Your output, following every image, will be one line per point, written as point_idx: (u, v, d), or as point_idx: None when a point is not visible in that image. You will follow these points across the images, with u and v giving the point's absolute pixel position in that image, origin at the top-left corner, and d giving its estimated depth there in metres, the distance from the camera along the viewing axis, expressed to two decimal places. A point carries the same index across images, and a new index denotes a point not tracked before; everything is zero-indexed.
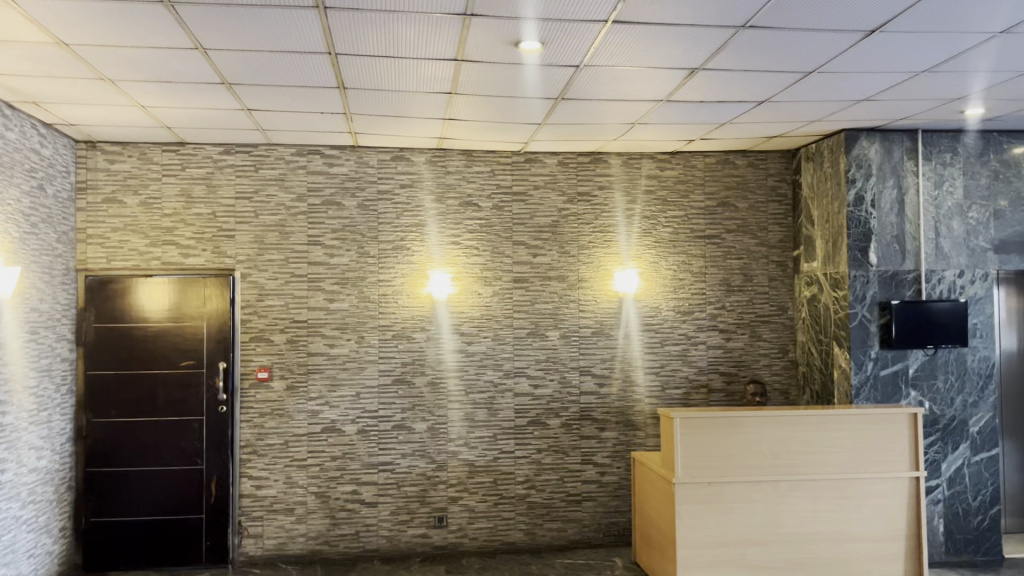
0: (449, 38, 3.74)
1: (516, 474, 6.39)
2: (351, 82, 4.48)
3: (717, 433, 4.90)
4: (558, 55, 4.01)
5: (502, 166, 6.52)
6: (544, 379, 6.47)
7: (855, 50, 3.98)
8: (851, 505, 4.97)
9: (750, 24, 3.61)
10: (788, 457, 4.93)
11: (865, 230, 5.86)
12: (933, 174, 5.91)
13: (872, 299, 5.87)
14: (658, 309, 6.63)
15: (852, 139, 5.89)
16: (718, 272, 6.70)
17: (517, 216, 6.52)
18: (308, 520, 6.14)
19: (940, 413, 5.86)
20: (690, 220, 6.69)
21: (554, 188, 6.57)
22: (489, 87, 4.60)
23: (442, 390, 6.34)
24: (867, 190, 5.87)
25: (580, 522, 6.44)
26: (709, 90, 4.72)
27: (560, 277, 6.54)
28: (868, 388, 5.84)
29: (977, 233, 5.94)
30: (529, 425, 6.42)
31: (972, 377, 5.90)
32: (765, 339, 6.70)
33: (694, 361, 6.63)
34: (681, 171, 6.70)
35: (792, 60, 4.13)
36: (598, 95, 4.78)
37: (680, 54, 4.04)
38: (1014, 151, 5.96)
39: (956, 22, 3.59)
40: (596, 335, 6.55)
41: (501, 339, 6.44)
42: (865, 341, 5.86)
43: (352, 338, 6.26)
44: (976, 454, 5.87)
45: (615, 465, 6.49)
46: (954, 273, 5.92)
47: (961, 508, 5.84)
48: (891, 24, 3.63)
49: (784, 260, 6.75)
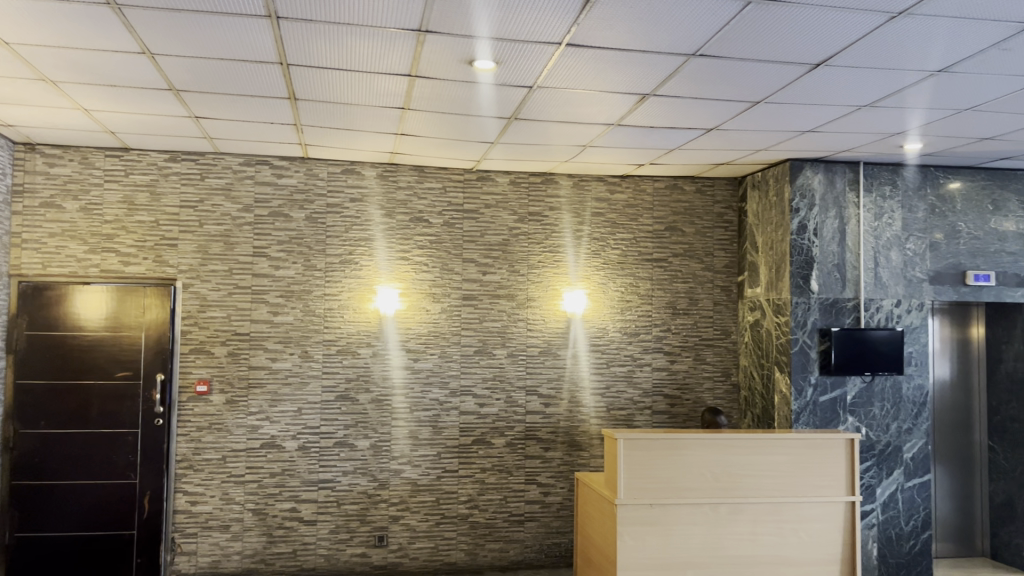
0: (403, 54, 3.74)
1: (459, 494, 6.34)
2: (302, 94, 4.43)
3: (661, 456, 4.92)
4: (511, 74, 4.02)
5: (454, 183, 6.51)
6: (491, 398, 6.44)
7: (801, 83, 4.08)
8: (789, 529, 5.04)
9: (701, 53, 3.68)
10: (729, 480, 4.98)
11: (807, 258, 5.99)
12: (873, 206, 6.08)
13: (812, 325, 5.99)
14: (605, 330, 6.67)
15: (796, 168, 6.03)
16: (665, 295, 6.78)
17: (467, 233, 6.51)
18: (244, 538, 6.00)
19: (876, 439, 5.99)
20: (639, 243, 6.76)
21: (505, 207, 6.58)
22: (442, 104, 4.60)
23: (386, 407, 6.27)
24: (810, 219, 6.01)
25: (522, 543, 6.42)
26: (659, 116, 4.78)
27: (509, 295, 6.54)
28: (808, 413, 5.94)
29: (913, 264, 6.11)
30: (473, 444, 6.39)
31: (907, 405, 6.04)
32: (709, 362, 6.79)
33: (639, 383, 6.69)
34: (630, 196, 6.77)
35: (742, 89, 4.21)
36: (551, 117, 4.81)
37: (632, 79, 4.09)
38: (949, 186, 6.18)
39: (896, 60, 3.71)
40: (544, 355, 6.56)
41: (449, 357, 6.41)
42: (806, 367, 5.97)
43: (296, 352, 6.17)
44: (910, 480, 6.01)
45: (559, 485, 6.49)
46: (892, 302, 6.07)
47: (894, 533, 5.96)
48: (836, 59, 3.72)
49: (729, 285, 6.86)
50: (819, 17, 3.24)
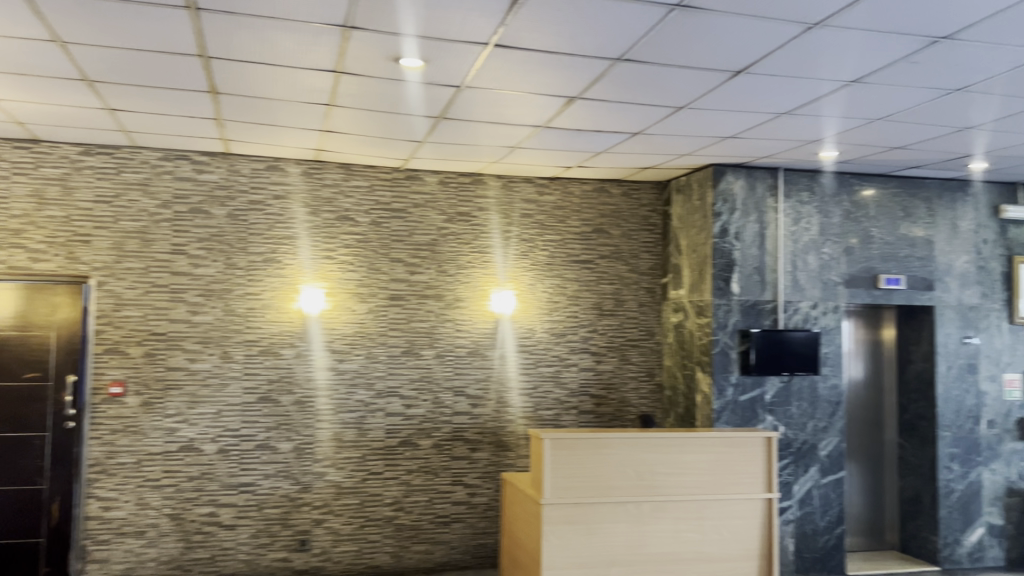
0: (328, 49, 3.68)
1: (384, 496, 6.28)
2: (224, 87, 4.32)
3: (586, 455, 4.97)
4: (438, 74, 4.00)
5: (381, 182, 6.44)
6: (417, 400, 6.39)
7: (723, 89, 4.17)
8: (710, 526, 5.15)
9: (627, 57, 3.72)
10: (652, 479, 5.06)
11: (729, 261, 6.13)
12: (791, 211, 6.26)
13: (733, 327, 6.13)
14: (532, 330, 6.70)
15: (719, 173, 6.17)
16: (591, 296, 6.85)
17: (395, 233, 6.45)
18: (160, 544, 5.82)
19: (793, 437, 6.17)
20: (567, 245, 6.81)
21: (433, 207, 6.54)
22: (369, 102, 4.55)
23: (310, 409, 6.16)
24: (732, 223, 6.16)
25: (448, 544, 6.40)
26: (586, 119, 4.82)
27: (436, 295, 6.51)
28: (728, 413, 6.07)
29: (829, 268, 6.31)
30: (399, 445, 6.33)
31: (822, 404, 6.24)
32: (634, 362, 6.89)
33: (565, 383, 6.74)
34: (559, 198, 6.81)
35: (667, 94, 4.28)
36: (479, 117, 4.80)
37: (559, 82, 4.12)
38: (863, 193, 6.41)
39: (811, 69, 3.82)
40: (471, 355, 6.55)
41: (375, 358, 6.34)
42: (726, 367, 6.11)
43: (216, 353, 6.01)
44: (825, 476, 6.20)
45: (485, 486, 6.49)
46: (808, 304, 6.27)
47: (810, 528, 6.14)
48: (755, 67, 3.82)
49: (653, 287, 6.97)
50: (739, 27, 3.31)
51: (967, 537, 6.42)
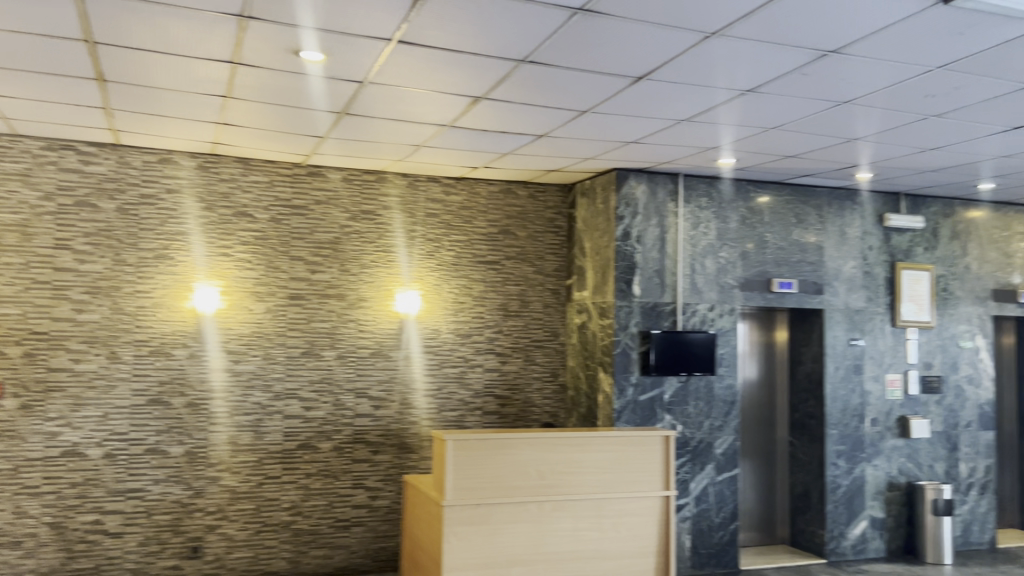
0: (224, 39, 3.56)
1: (282, 500, 6.12)
2: (113, 75, 4.12)
3: (488, 455, 4.96)
4: (340, 68, 3.92)
5: (282, 177, 6.28)
6: (318, 401, 6.26)
7: (625, 94, 4.24)
8: (609, 523, 5.23)
9: (530, 59, 3.73)
10: (553, 478, 5.09)
11: (630, 263, 6.24)
12: (690, 216, 6.43)
13: (634, 328, 6.24)
14: (437, 331, 6.65)
15: (622, 177, 6.28)
16: (497, 297, 6.86)
17: (295, 230, 6.30)
18: (39, 555, 5.52)
19: (690, 436, 6.32)
20: (473, 245, 6.80)
21: (336, 205, 6.42)
22: (268, 95, 4.42)
23: (203, 412, 5.95)
24: (633, 227, 6.27)
25: (347, 548, 6.29)
26: (492, 120, 4.82)
27: (338, 295, 6.39)
28: (628, 412, 6.17)
29: (726, 271, 6.51)
30: (298, 448, 6.18)
31: (718, 404, 6.43)
32: (538, 363, 6.93)
33: (469, 385, 6.72)
34: (465, 198, 6.78)
35: (571, 97, 4.32)
36: (383, 114, 4.73)
37: (463, 81, 4.10)
38: (758, 200, 6.63)
39: (709, 77, 3.92)
40: (374, 356, 6.46)
41: (273, 359, 6.17)
42: (627, 367, 6.21)
43: (103, 353, 5.74)
44: (720, 474, 6.39)
45: (387, 488, 6.41)
46: (706, 306, 6.44)
47: (705, 524, 6.31)
48: (656, 73, 3.89)
49: (558, 288, 7.03)
50: (640, 33, 3.37)
51: (852, 530, 6.72)
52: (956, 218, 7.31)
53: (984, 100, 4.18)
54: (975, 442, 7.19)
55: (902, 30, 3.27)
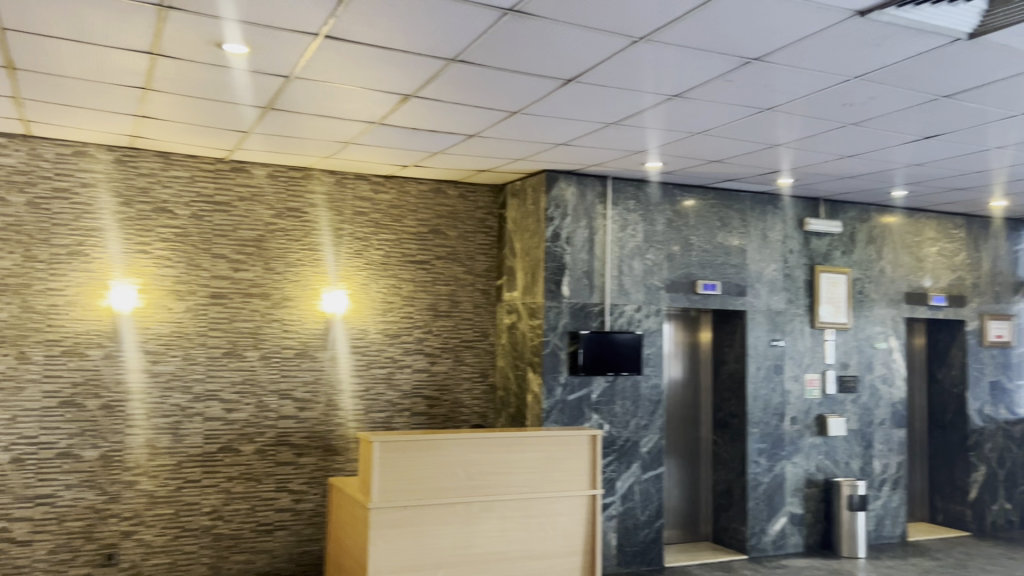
0: (143, 29, 3.44)
1: (202, 505, 5.96)
2: (23, 63, 3.95)
3: (416, 457, 4.92)
4: (265, 62, 3.84)
5: (204, 173, 6.11)
6: (240, 403, 6.11)
7: (554, 96, 4.25)
8: (536, 523, 5.25)
9: (460, 58, 3.72)
10: (481, 479, 5.09)
11: (560, 264, 6.28)
12: (619, 218, 6.50)
13: (563, 329, 6.28)
14: (365, 331, 6.57)
15: (552, 179, 6.31)
16: (426, 297, 6.81)
17: (218, 227, 6.14)
18: None
19: (617, 435, 6.39)
20: (402, 245, 6.74)
21: (261, 202, 6.28)
22: (190, 88, 4.30)
23: (119, 414, 5.75)
24: (563, 228, 6.31)
25: (270, 553, 6.16)
26: (421, 118, 4.78)
27: (262, 294, 6.26)
28: (557, 412, 6.21)
29: (653, 273, 6.60)
30: (219, 451, 6.03)
31: (644, 403, 6.52)
32: (467, 363, 6.91)
33: (397, 385, 6.66)
34: (394, 196, 6.72)
35: (500, 98, 4.32)
36: (309, 110, 4.65)
37: (392, 79, 4.06)
38: (685, 203, 6.75)
39: (636, 81, 3.96)
40: (299, 357, 6.34)
41: (193, 359, 6.00)
42: (556, 367, 6.24)
43: (10, 354, 5.49)
44: (646, 472, 6.48)
45: (311, 491, 6.30)
46: (633, 307, 6.52)
47: (631, 523, 6.39)
48: (585, 76, 3.92)
49: (488, 289, 7.02)
50: (569, 36, 3.39)
51: (772, 526, 6.90)
52: (871, 224, 7.58)
53: (898, 110, 4.34)
54: (888, 439, 7.47)
55: (822, 39, 3.37)
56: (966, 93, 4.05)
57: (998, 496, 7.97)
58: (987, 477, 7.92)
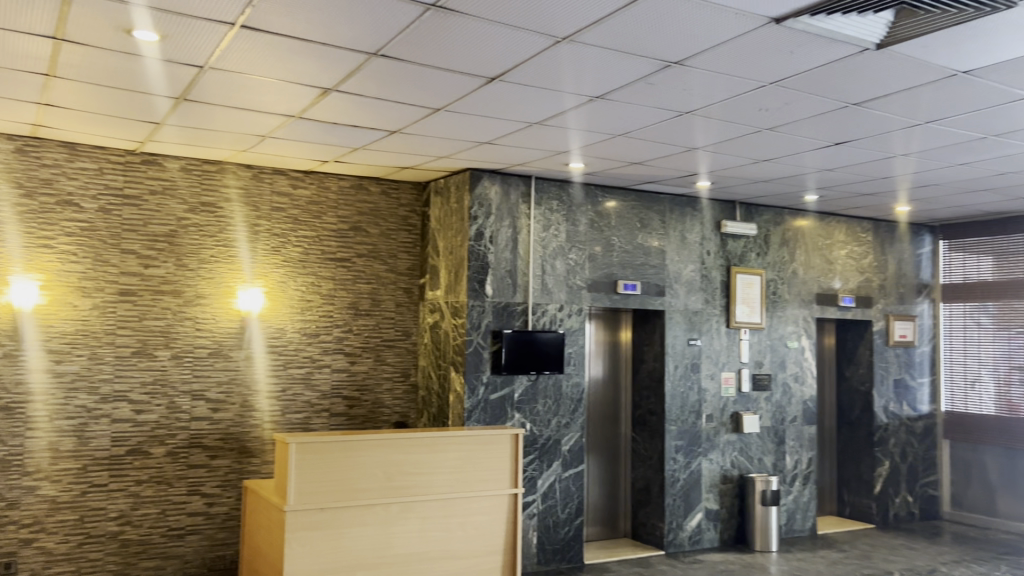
0: (45, 12, 3.27)
1: (108, 510, 5.73)
2: None
3: (334, 458, 4.83)
4: (178, 51, 3.71)
5: (113, 165, 5.88)
6: (150, 404, 5.90)
7: (477, 94, 4.23)
8: (457, 523, 5.22)
9: (382, 53, 3.66)
10: (401, 480, 5.03)
11: (483, 263, 6.26)
12: (542, 218, 6.53)
13: (486, 328, 6.26)
14: (282, 330, 6.43)
15: (475, 177, 6.30)
16: (347, 296, 6.70)
17: (127, 221, 5.91)
18: None
19: (539, 434, 6.42)
20: (322, 242, 6.61)
21: (174, 196, 6.08)
22: (98, 76, 4.12)
23: (18, 416, 5.49)
24: (486, 227, 6.30)
25: (181, 559, 5.97)
26: (342, 113, 4.70)
27: (175, 291, 6.05)
28: (479, 411, 6.19)
29: (575, 273, 6.65)
30: (127, 454, 5.81)
31: (566, 402, 6.56)
32: (388, 363, 6.83)
33: (316, 385, 6.54)
34: (313, 192, 6.59)
35: (423, 94, 4.27)
36: (225, 101, 4.51)
37: (312, 71, 3.97)
38: (607, 204, 6.83)
39: (559, 81, 3.98)
40: (213, 357, 6.16)
41: (100, 359, 5.77)
42: (478, 366, 6.22)
43: None
44: (566, 470, 6.52)
45: (225, 495, 6.12)
46: (555, 307, 6.55)
47: (551, 521, 6.42)
48: (509, 75, 3.91)
49: (410, 287, 6.96)
50: (493, 33, 3.37)
51: (688, 521, 7.04)
52: (785, 227, 7.81)
53: (811, 116, 4.47)
54: (799, 436, 7.71)
55: (738, 45, 3.44)
56: (873, 101, 4.20)
57: (900, 489, 8.32)
58: (891, 471, 8.26)
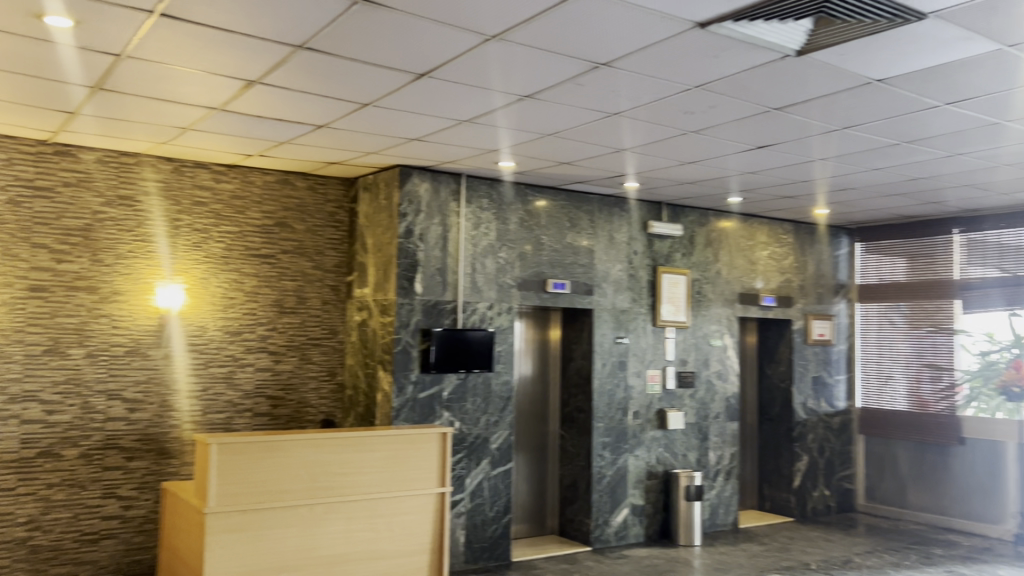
0: None
1: (17, 515, 5.50)
2: None
3: (257, 458, 4.73)
4: (93, 38, 3.57)
5: (24, 155, 5.64)
6: (62, 405, 5.68)
7: (406, 90, 4.20)
8: (382, 522, 5.17)
9: (308, 46, 3.60)
10: (326, 480, 4.96)
11: (412, 261, 6.22)
12: (472, 216, 6.52)
13: (415, 326, 6.22)
14: (204, 328, 6.27)
15: (405, 174, 6.25)
16: (272, 293, 6.57)
17: (39, 215, 5.68)
18: None
19: (467, 432, 6.41)
20: (245, 237, 6.47)
21: (89, 188, 5.86)
22: (6, 61, 3.94)
23: None
24: (415, 224, 6.26)
25: (95, 564, 5.77)
26: (267, 106, 4.60)
27: (89, 288, 5.84)
28: (407, 410, 6.14)
29: (504, 271, 6.66)
30: (38, 456, 5.58)
31: (495, 400, 6.57)
32: (314, 362, 6.72)
33: (239, 385, 6.39)
34: (237, 186, 6.44)
35: (350, 89, 4.22)
36: (144, 91, 4.37)
37: (235, 63, 3.87)
38: (537, 203, 6.86)
39: (488, 79, 3.97)
40: (130, 355, 5.96)
41: (9, 358, 5.53)
42: (407, 365, 6.17)
43: None
44: (494, 468, 6.53)
45: (142, 497, 5.94)
46: (485, 305, 6.55)
47: (479, 519, 6.42)
48: (438, 71, 3.89)
49: (337, 285, 6.86)
50: (421, 29, 3.34)
51: (614, 517, 7.13)
52: (710, 228, 7.98)
53: (734, 120, 4.57)
54: (722, 432, 7.89)
55: (664, 48, 3.49)
56: (793, 107, 4.32)
57: (818, 483, 8.59)
58: (809, 466, 8.53)
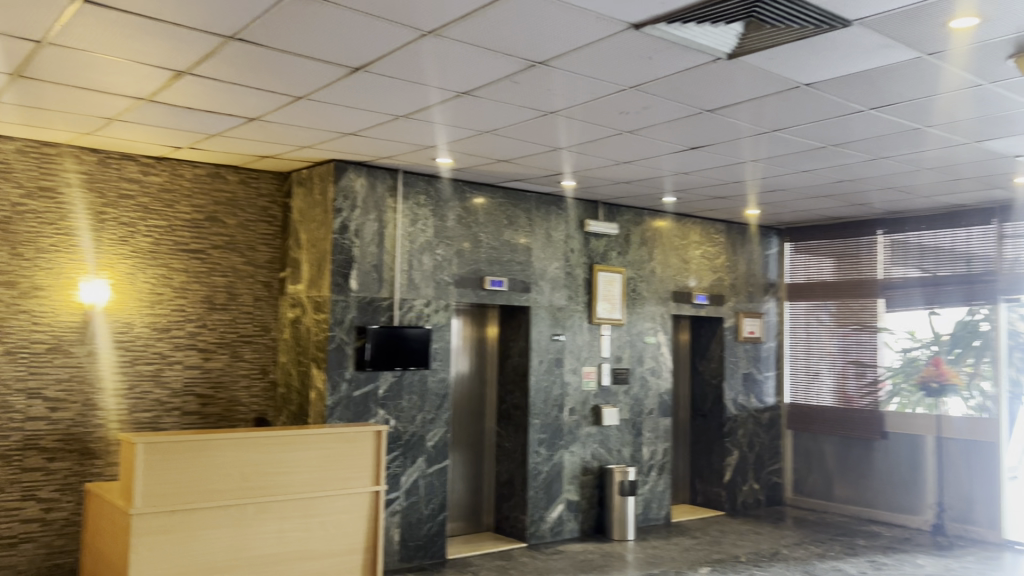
0: None
1: None
2: None
3: (185, 458, 4.62)
4: (11, 23, 3.44)
5: None
6: None
7: (341, 84, 4.15)
8: (315, 522, 5.11)
9: (240, 37, 3.53)
10: (257, 480, 4.87)
11: (347, 257, 6.15)
12: (408, 213, 6.48)
13: (350, 323, 6.15)
14: (130, 325, 6.09)
15: (340, 170, 6.17)
16: (202, 289, 6.42)
17: None
18: None
19: (403, 430, 6.37)
20: (174, 232, 6.31)
21: (8, 179, 5.64)
22: None
23: None
24: (351, 220, 6.19)
25: (13, 569, 5.56)
26: (197, 97, 4.49)
27: (8, 283, 5.62)
28: (341, 408, 6.07)
29: (442, 268, 6.64)
30: None
31: (431, 397, 6.54)
32: (245, 360, 6.59)
33: (167, 383, 6.23)
34: (166, 179, 6.28)
35: (284, 81, 4.15)
36: (67, 80, 4.23)
37: (164, 53, 3.77)
38: (474, 200, 6.85)
39: (424, 74, 3.95)
40: (51, 353, 5.76)
41: None
42: (341, 363, 6.10)
43: None
44: (430, 466, 6.51)
45: (64, 499, 5.75)
46: (422, 302, 6.52)
47: (415, 517, 6.39)
48: (374, 66, 3.85)
49: (270, 281, 6.74)
50: (356, 23, 3.31)
51: (550, 513, 7.17)
52: (644, 227, 8.10)
53: (668, 120, 4.65)
54: (655, 428, 8.01)
55: (599, 48, 3.53)
56: (725, 109, 4.41)
57: (749, 477, 8.79)
58: (739, 461, 8.71)
